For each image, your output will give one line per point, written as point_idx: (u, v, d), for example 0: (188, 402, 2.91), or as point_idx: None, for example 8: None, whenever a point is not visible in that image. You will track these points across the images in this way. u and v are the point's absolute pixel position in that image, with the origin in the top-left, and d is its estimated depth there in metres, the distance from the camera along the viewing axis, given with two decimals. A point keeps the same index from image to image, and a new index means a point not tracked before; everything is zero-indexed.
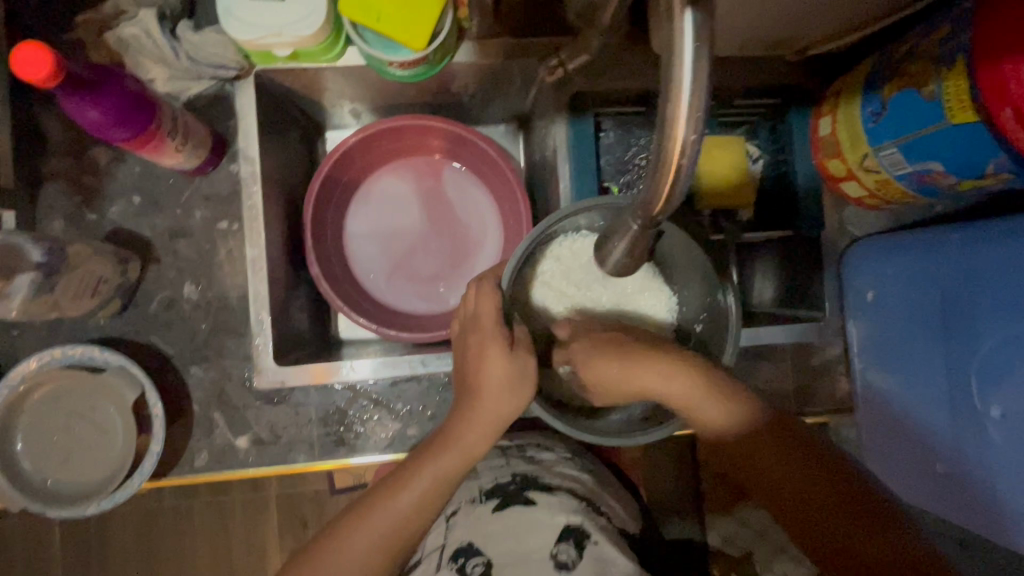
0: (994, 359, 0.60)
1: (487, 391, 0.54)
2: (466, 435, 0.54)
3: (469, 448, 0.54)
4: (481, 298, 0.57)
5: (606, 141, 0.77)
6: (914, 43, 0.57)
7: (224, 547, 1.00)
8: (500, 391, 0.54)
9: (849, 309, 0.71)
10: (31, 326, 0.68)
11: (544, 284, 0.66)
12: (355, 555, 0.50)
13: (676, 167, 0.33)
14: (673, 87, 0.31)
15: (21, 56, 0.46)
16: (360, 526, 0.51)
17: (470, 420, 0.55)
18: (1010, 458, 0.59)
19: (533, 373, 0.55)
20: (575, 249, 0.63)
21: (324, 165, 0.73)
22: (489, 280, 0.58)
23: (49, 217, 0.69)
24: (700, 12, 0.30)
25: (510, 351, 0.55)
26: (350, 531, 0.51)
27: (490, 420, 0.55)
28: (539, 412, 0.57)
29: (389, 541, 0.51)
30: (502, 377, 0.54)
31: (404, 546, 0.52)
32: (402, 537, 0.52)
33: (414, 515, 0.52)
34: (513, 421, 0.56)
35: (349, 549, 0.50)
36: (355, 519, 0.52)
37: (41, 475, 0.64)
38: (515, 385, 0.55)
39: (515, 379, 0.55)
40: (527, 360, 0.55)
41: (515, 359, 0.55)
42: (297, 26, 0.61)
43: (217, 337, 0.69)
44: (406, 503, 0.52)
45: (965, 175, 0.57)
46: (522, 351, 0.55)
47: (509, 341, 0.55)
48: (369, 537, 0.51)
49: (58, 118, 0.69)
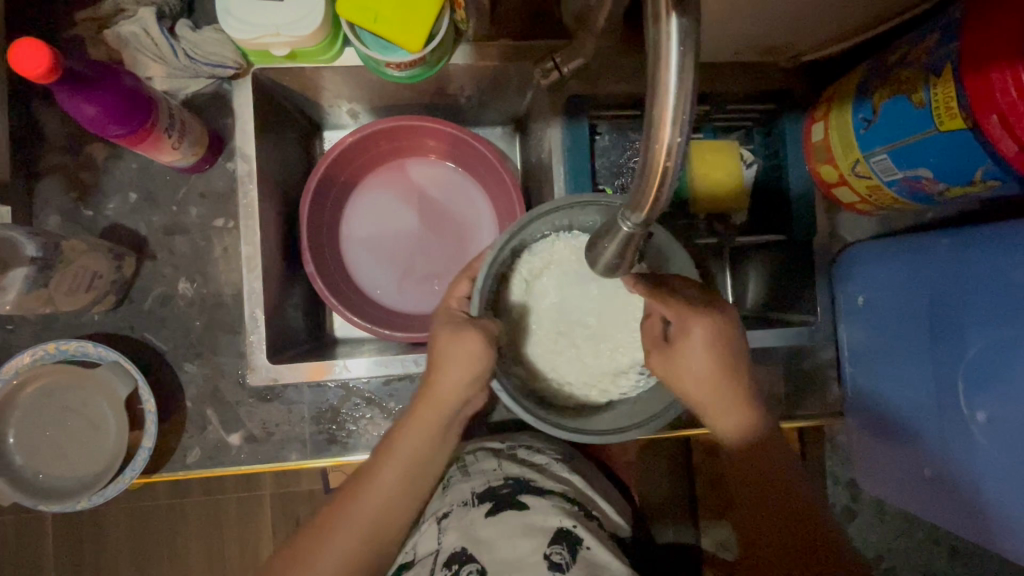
0: (979, 363, 0.59)
1: (445, 371, 0.57)
2: (423, 410, 0.59)
3: (435, 421, 0.59)
4: (462, 292, 0.63)
5: (601, 143, 0.78)
6: (905, 51, 0.58)
7: (217, 545, 1.00)
8: (457, 369, 0.57)
9: (841, 314, 0.73)
10: (25, 321, 0.68)
11: (535, 279, 0.67)
12: (349, 529, 0.57)
13: (662, 169, 0.33)
14: (658, 89, 0.31)
15: (19, 51, 0.46)
16: (354, 499, 0.58)
17: (434, 397, 0.58)
18: (995, 465, 0.58)
19: (490, 349, 0.57)
20: (564, 248, 0.65)
21: (320, 165, 0.73)
22: (466, 277, 0.63)
23: (46, 213, 0.69)
24: (686, 16, 0.30)
25: (459, 334, 0.57)
26: (343, 507, 0.58)
27: (452, 394, 0.58)
28: (508, 402, 0.58)
29: (372, 512, 0.58)
30: (460, 358, 0.57)
31: (389, 518, 0.59)
32: (392, 504, 0.59)
33: (397, 484, 0.59)
34: (471, 392, 0.59)
35: (340, 522, 0.58)
36: (349, 494, 0.59)
37: (32, 469, 0.64)
38: (473, 364, 0.57)
39: (472, 357, 0.57)
40: (478, 338, 0.57)
41: (466, 339, 0.56)
42: (294, 27, 0.61)
43: (211, 334, 0.69)
44: (390, 476, 0.58)
45: (952, 181, 0.58)
46: (473, 330, 0.57)
47: (458, 325, 0.57)
48: (363, 508, 0.58)
49: (56, 115, 0.69)
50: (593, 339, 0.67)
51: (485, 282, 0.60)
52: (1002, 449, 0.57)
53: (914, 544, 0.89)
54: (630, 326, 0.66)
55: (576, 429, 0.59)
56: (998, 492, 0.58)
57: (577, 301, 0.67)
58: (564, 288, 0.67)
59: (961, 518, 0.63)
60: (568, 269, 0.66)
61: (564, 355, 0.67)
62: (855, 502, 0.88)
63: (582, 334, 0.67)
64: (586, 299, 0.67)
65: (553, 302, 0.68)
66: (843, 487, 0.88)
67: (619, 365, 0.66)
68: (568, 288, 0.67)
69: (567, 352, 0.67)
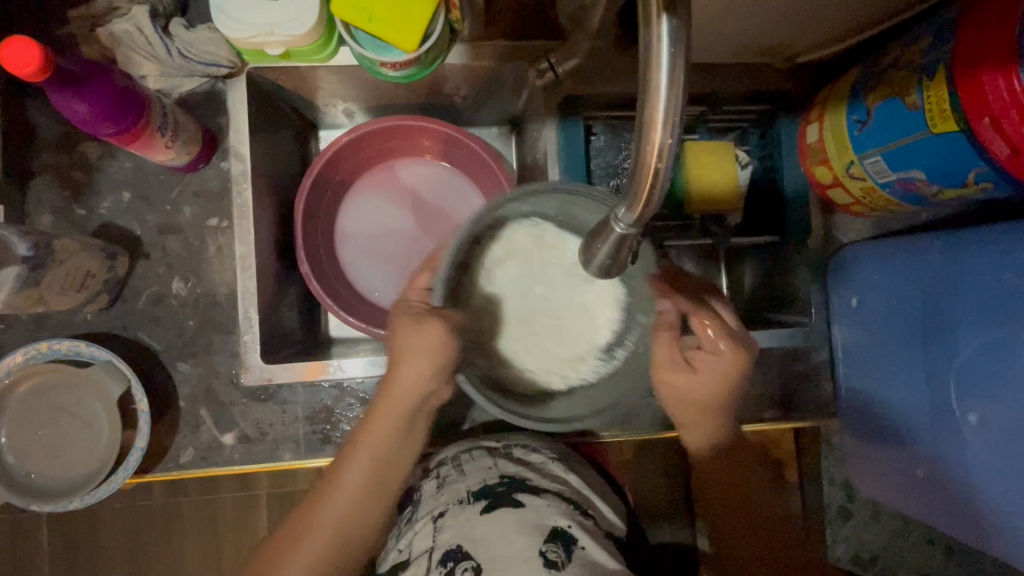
0: (970, 365, 0.59)
1: (408, 362, 0.58)
2: (386, 405, 0.59)
3: (401, 411, 0.59)
4: (422, 284, 0.62)
5: (595, 144, 0.78)
6: (898, 53, 0.58)
7: (212, 546, 1.00)
8: (420, 360, 0.57)
9: (835, 315, 0.73)
10: (17, 320, 0.68)
11: (496, 267, 0.66)
12: (321, 531, 0.57)
13: (654, 171, 0.33)
14: (648, 90, 0.31)
15: (9, 50, 0.46)
16: (329, 495, 0.59)
17: (399, 388, 0.59)
18: (986, 467, 0.58)
19: (453, 337, 0.57)
20: (526, 234, 0.65)
21: (315, 164, 0.73)
22: (426, 269, 0.63)
23: (38, 211, 0.69)
24: (676, 18, 0.30)
25: (421, 326, 0.57)
26: (316, 510, 0.58)
27: (417, 383, 0.59)
28: (468, 390, 0.57)
29: (344, 512, 0.58)
30: (422, 348, 0.57)
31: (363, 516, 0.59)
32: (366, 496, 0.59)
33: (368, 476, 0.59)
34: (433, 383, 0.59)
35: (314, 525, 0.58)
36: (323, 490, 0.59)
37: (24, 469, 0.64)
38: (436, 352, 0.57)
39: (435, 347, 0.57)
40: (441, 329, 0.57)
41: (429, 330, 0.57)
42: (289, 26, 0.61)
43: (205, 334, 0.69)
44: (357, 473, 0.59)
45: (946, 183, 0.58)
46: (432, 322, 0.57)
47: (418, 316, 0.58)
48: (337, 503, 0.58)
49: (49, 114, 0.69)
50: (553, 327, 0.67)
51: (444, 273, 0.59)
52: (994, 451, 0.57)
53: (909, 545, 0.89)
54: (589, 311, 0.67)
55: (540, 419, 0.59)
56: (989, 494, 0.58)
57: (539, 290, 0.67)
58: (528, 275, 0.67)
59: (955, 517, 0.63)
60: (531, 256, 0.66)
61: (526, 343, 0.67)
62: (850, 502, 0.88)
63: (544, 324, 0.67)
64: (548, 288, 0.67)
65: (514, 287, 0.67)
66: (838, 488, 0.88)
67: (579, 351, 0.67)
68: (530, 276, 0.67)
69: (529, 340, 0.67)
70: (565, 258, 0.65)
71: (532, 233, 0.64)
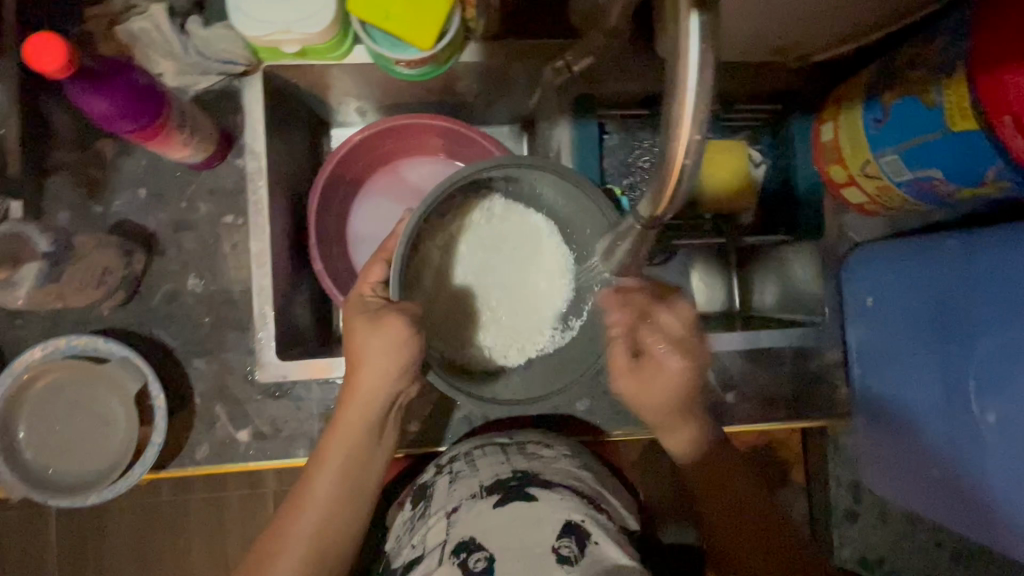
0: (989, 364, 0.59)
1: (369, 360, 0.58)
2: (350, 404, 0.60)
3: (367, 411, 0.60)
4: (377, 276, 0.62)
5: (608, 143, 0.78)
6: (916, 51, 0.58)
7: (221, 542, 1.00)
8: (381, 357, 0.58)
9: (849, 314, 0.73)
10: (34, 316, 0.68)
11: (451, 246, 0.72)
12: (297, 533, 0.58)
13: (680, 167, 0.33)
14: (678, 86, 0.31)
15: (33, 46, 0.46)
16: (306, 499, 0.59)
17: (363, 388, 0.59)
18: (1007, 469, 0.58)
19: (415, 333, 0.57)
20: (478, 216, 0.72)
21: (329, 162, 0.73)
22: (380, 259, 0.62)
23: (55, 208, 0.69)
24: (706, 13, 0.31)
25: (379, 324, 0.57)
26: (293, 516, 0.59)
27: (379, 382, 0.59)
28: (434, 378, 0.59)
29: (320, 514, 0.59)
30: (382, 346, 0.57)
31: (339, 519, 0.59)
32: (342, 497, 0.60)
33: (342, 478, 0.60)
34: (397, 381, 0.59)
35: (293, 529, 0.58)
36: (300, 493, 0.60)
37: (41, 464, 0.65)
38: (397, 348, 0.57)
39: (395, 344, 0.57)
40: (401, 325, 0.57)
41: (388, 327, 0.57)
42: (306, 24, 0.61)
43: (219, 331, 0.69)
44: (330, 475, 0.59)
45: (964, 181, 0.58)
46: (393, 319, 0.57)
47: (376, 315, 0.58)
48: (315, 506, 0.59)
49: (66, 111, 0.69)
50: (512, 303, 0.72)
51: (401, 262, 0.57)
52: (1013, 452, 0.57)
53: (918, 546, 0.88)
54: (545, 285, 0.72)
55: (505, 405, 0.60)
56: (1007, 495, 0.58)
57: (494, 267, 0.73)
58: (488, 258, 0.73)
59: (973, 517, 0.62)
60: (482, 234, 0.72)
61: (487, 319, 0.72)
62: (858, 503, 0.88)
63: (503, 299, 0.72)
64: (504, 265, 0.73)
65: (475, 272, 0.73)
66: (845, 489, 0.88)
67: (537, 324, 0.71)
68: (486, 254, 0.73)
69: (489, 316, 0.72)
70: (513, 230, 0.72)
71: (482, 211, 0.72)
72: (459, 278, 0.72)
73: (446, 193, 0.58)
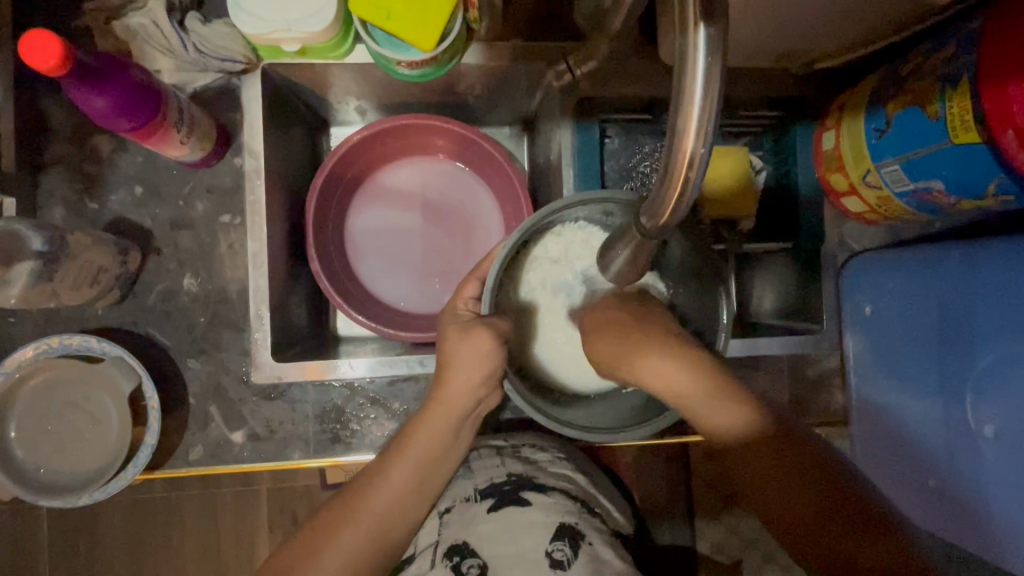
0: (987, 377, 0.60)
1: (455, 371, 0.58)
2: (433, 412, 0.59)
3: (447, 420, 0.59)
4: (470, 294, 0.62)
5: (610, 147, 0.79)
6: (920, 62, 0.58)
7: (214, 540, 1.00)
8: (471, 369, 0.58)
9: (848, 323, 0.72)
10: (27, 313, 0.67)
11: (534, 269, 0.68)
12: (359, 528, 0.57)
13: (683, 179, 0.33)
14: (684, 98, 0.31)
15: (29, 44, 0.45)
16: (369, 498, 0.58)
17: (447, 397, 0.59)
18: (1004, 478, 0.59)
19: (499, 347, 0.57)
20: (575, 237, 0.66)
21: (328, 161, 0.73)
22: (474, 277, 0.62)
23: (49, 204, 0.68)
24: (714, 24, 0.30)
25: (469, 335, 0.57)
26: (354, 513, 0.58)
27: (462, 392, 0.58)
28: (520, 404, 0.57)
29: (384, 512, 0.58)
30: (469, 356, 0.57)
31: (400, 518, 0.59)
32: (407, 498, 0.59)
33: (411, 479, 0.59)
34: (482, 391, 0.59)
35: (354, 526, 0.57)
36: (359, 493, 0.59)
37: (32, 464, 0.64)
38: (483, 360, 0.57)
39: (482, 357, 0.57)
40: (488, 338, 0.56)
41: (476, 338, 0.56)
42: (306, 22, 0.60)
43: (215, 330, 0.69)
44: (399, 477, 0.59)
45: (966, 194, 0.58)
46: (486, 331, 0.56)
47: (466, 325, 0.57)
48: (376, 505, 0.58)
49: (62, 106, 0.69)
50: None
51: (494, 282, 0.58)
52: (1014, 463, 0.58)
53: None
54: None
55: (575, 428, 0.58)
56: (1000, 503, 0.59)
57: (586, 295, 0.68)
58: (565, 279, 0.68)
59: (958, 528, 0.63)
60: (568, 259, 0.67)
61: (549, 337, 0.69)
62: None
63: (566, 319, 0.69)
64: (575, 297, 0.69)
65: (547, 291, 0.69)
66: None
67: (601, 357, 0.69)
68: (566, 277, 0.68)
69: (568, 340, 0.69)
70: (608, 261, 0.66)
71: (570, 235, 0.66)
72: (525, 295, 0.68)
73: (542, 218, 0.58)
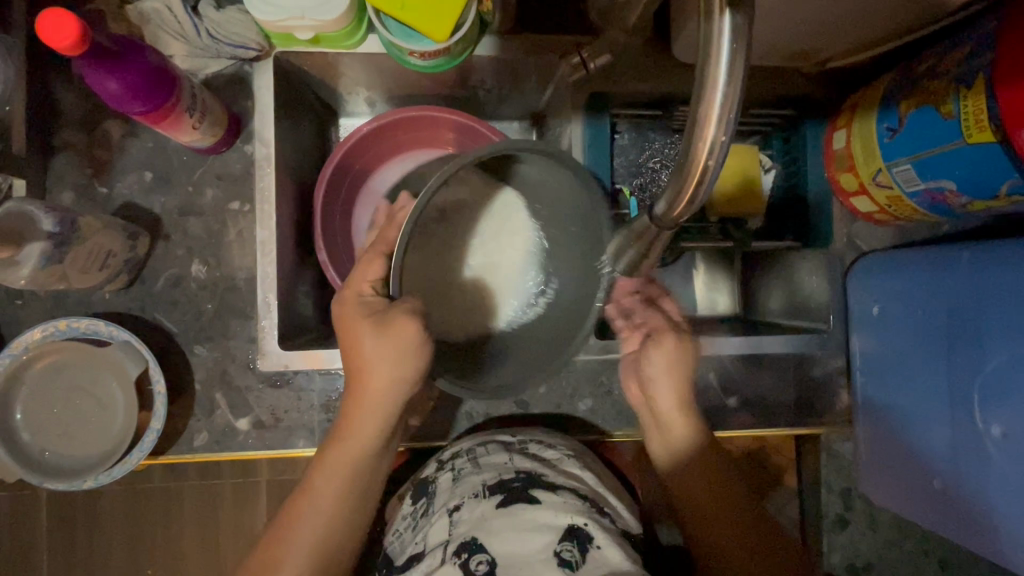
0: (994, 379, 0.59)
1: (375, 367, 0.58)
2: (359, 415, 0.60)
3: (380, 409, 0.60)
4: (376, 273, 0.60)
5: (619, 143, 0.79)
6: (935, 61, 0.58)
7: (212, 530, 1.00)
8: (394, 357, 0.57)
9: (855, 323, 0.73)
10: (35, 296, 0.67)
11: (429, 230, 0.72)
12: (302, 536, 0.58)
13: (703, 167, 0.33)
14: (707, 85, 0.31)
15: (48, 21, 0.45)
16: (307, 502, 0.59)
17: (369, 394, 0.59)
18: (1009, 482, 0.58)
19: (420, 338, 0.57)
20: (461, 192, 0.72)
21: (336, 153, 0.73)
22: (380, 255, 0.60)
23: (59, 188, 0.68)
24: (740, 12, 0.30)
25: (388, 327, 0.56)
26: (296, 521, 0.59)
27: (383, 390, 0.59)
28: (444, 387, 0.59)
29: (322, 522, 0.59)
30: (386, 348, 0.57)
31: (343, 526, 0.60)
32: (353, 489, 0.60)
33: (352, 469, 0.60)
34: (404, 386, 0.59)
35: (300, 534, 0.58)
36: (301, 499, 0.60)
37: (37, 447, 0.64)
38: (398, 352, 0.57)
39: (400, 349, 0.57)
40: (408, 327, 0.56)
41: (393, 334, 0.56)
42: (321, 11, 0.60)
43: (221, 318, 0.69)
44: (329, 483, 0.59)
45: (977, 195, 0.58)
46: (399, 322, 0.56)
47: (383, 316, 0.57)
48: (316, 513, 0.59)
49: (75, 90, 0.69)
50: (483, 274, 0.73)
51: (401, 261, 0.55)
52: (1018, 464, 0.57)
53: (905, 557, 0.85)
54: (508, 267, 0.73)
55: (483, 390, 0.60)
56: (1004, 504, 0.58)
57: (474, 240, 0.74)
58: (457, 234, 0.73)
59: (960, 529, 0.63)
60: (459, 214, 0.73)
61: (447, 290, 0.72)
62: (848, 511, 0.83)
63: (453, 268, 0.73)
64: (467, 248, 0.74)
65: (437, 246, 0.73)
66: (836, 495, 0.83)
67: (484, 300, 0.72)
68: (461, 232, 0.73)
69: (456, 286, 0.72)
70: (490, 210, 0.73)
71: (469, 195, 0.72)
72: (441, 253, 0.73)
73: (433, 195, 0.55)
